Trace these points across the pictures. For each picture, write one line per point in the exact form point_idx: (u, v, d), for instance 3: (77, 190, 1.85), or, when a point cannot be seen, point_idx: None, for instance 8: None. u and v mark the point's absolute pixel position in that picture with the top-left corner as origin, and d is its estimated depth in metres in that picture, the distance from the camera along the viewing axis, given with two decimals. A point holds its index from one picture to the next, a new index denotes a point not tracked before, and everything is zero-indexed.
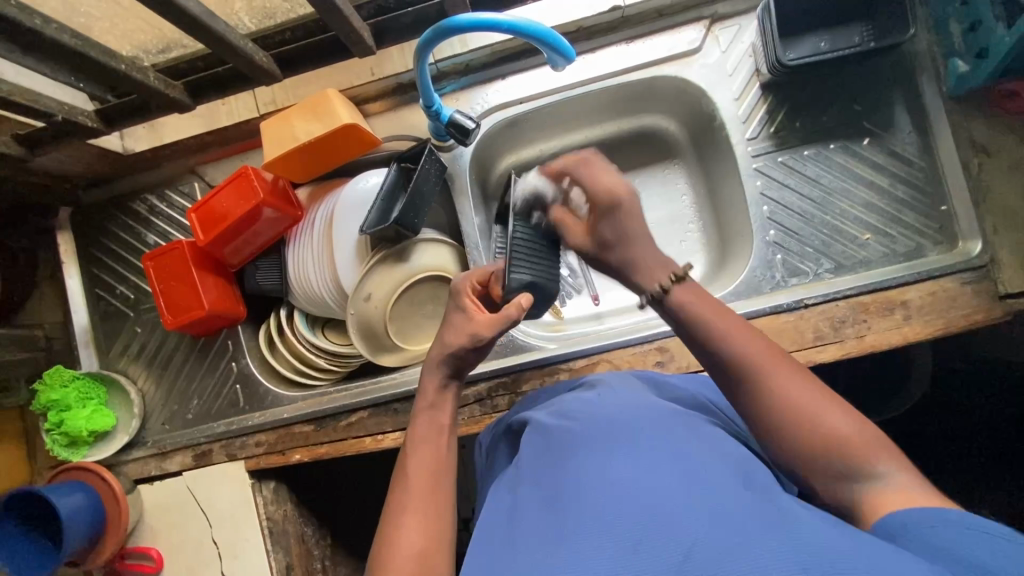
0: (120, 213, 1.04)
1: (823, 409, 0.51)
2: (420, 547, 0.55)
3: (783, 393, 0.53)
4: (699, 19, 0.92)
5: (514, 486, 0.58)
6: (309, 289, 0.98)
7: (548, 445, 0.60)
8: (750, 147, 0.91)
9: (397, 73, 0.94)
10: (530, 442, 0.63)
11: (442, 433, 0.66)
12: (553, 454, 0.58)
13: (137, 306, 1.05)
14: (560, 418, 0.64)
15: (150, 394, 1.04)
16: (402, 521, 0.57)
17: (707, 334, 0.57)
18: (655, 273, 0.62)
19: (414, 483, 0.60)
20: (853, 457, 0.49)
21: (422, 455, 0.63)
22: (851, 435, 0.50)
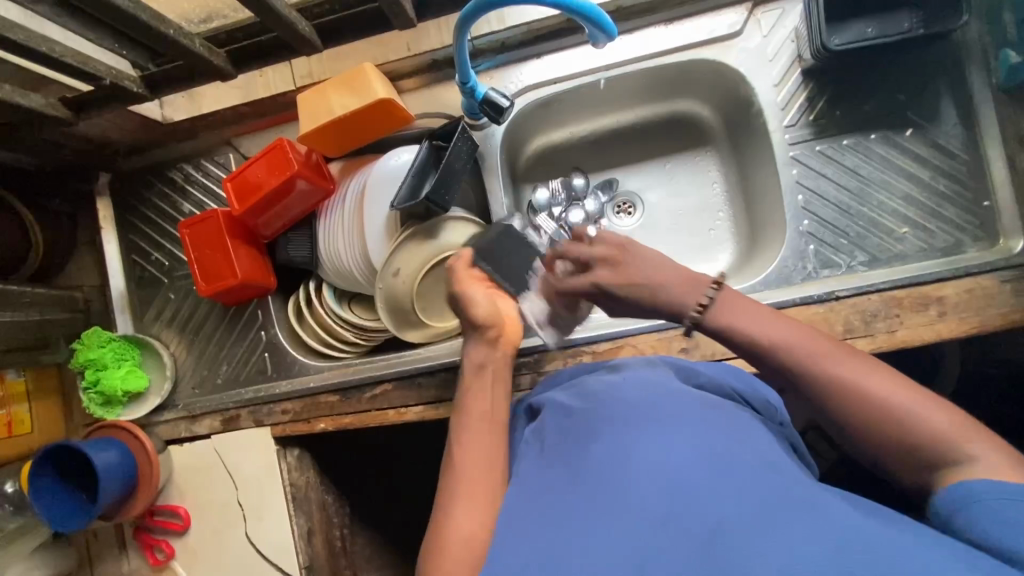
0: (157, 182, 1.06)
1: (858, 398, 0.51)
2: (474, 529, 0.55)
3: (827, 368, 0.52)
4: (741, 2, 0.90)
5: (536, 464, 0.58)
6: (338, 263, 1.00)
7: (575, 421, 0.59)
8: (788, 135, 0.90)
9: (434, 49, 0.94)
10: (557, 419, 0.62)
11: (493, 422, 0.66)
12: (582, 432, 0.57)
13: (171, 273, 1.07)
14: (584, 398, 0.64)
15: (182, 358, 1.06)
16: (458, 498, 0.58)
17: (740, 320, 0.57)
18: (687, 291, 0.60)
19: (467, 469, 0.61)
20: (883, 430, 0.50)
21: (479, 442, 0.64)
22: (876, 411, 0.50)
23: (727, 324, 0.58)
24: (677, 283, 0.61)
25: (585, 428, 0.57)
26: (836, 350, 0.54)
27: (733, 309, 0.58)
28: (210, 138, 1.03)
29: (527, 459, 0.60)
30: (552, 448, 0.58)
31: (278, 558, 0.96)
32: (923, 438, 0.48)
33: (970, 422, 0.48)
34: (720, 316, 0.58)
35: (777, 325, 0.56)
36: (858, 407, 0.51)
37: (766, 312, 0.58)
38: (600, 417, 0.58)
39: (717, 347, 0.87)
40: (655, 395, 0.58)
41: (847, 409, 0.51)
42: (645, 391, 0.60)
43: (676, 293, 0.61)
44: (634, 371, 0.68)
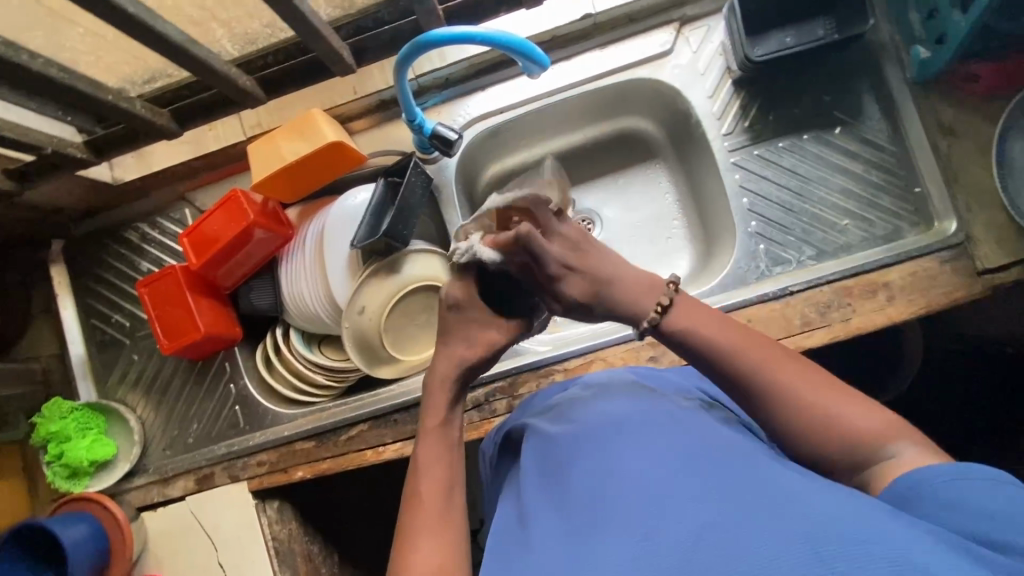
0: (113, 243, 1.05)
1: (828, 400, 0.51)
2: (440, 560, 0.53)
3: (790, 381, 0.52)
4: (669, 22, 0.94)
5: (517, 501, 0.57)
6: (304, 306, 0.99)
7: (549, 452, 0.59)
8: (726, 142, 0.94)
9: (379, 90, 0.96)
10: (533, 450, 0.61)
11: (444, 453, 0.61)
12: (555, 463, 0.57)
13: (133, 333, 1.05)
14: (557, 426, 0.63)
15: (149, 420, 1.04)
16: (418, 531, 0.55)
17: (730, 353, 0.55)
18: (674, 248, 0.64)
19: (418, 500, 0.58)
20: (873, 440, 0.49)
21: (431, 470, 0.60)
22: (869, 426, 0.50)
23: (675, 330, 0.58)
24: (633, 287, 0.61)
25: (560, 458, 0.56)
26: (763, 360, 0.54)
27: (686, 310, 0.58)
28: (163, 195, 1.03)
29: (510, 498, 0.59)
30: (530, 485, 0.56)
31: None
32: (851, 442, 0.50)
33: (889, 419, 0.50)
34: (681, 313, 0.58)
35: (723, 332, 0.56)
36: (786, 408, 0.52)
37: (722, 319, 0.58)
38: (574, 441, 0.57)
39: None
40: (628, 414, 0.58)
41: (851, 418, 0.50)
42: (616, 409, 0.60)
43: (634, 298, 0.61)
44: (603, 392, 0.67)
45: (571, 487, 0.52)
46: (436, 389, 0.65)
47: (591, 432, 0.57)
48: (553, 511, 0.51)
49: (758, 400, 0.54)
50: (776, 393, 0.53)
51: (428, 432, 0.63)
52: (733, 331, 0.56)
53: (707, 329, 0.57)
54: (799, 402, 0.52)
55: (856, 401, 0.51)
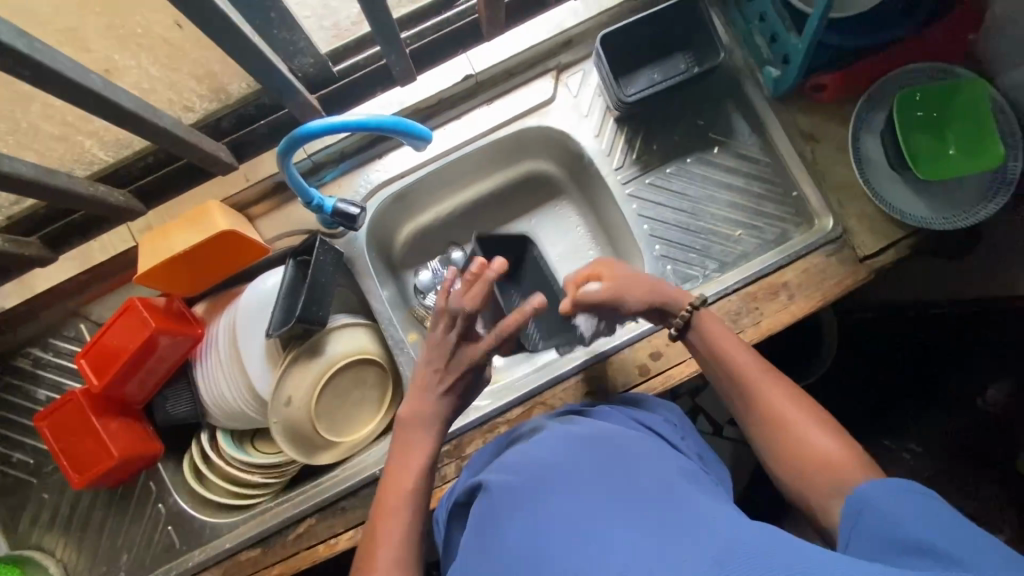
0: (3, 376, 0.96)
1: (801, 427, 0.64)
2: None
3: (773, 402, 0.67)
4: (547, 72, 0.99)
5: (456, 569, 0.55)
6: (226, 406, 0.94)
7: (484, 511, 0.56)
8: (619, 176, 0.99)
9: (271, 175, 0.92)
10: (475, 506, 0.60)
11: (400, 528, 0.66)
12: (489, 526, 0.54)
13: (39, 470, 0.96)
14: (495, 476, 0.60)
15: (73, 561, 0.95)
16: None
17: (727, 362, 0.71)
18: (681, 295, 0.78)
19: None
20: (838, 470, 0.59)
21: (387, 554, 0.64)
22: (833, 453, 0.61)
23: (700, 325, 0.75)
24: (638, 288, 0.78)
25: (494, 520, 0.54)
26: (763, 381, 0.69)
27: (711, 334, 0.74)
28: (53, 316, 0.96)
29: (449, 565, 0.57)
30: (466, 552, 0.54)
31: None
32: (817, 457, 0.61)
33: (860, 458, 0.60)
34: (710, 327, 0.75)
35: (741, 353, 0.71)
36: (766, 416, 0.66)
37: (732, 338, 0.73)
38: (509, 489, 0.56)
39: (617, 382, 0.92)
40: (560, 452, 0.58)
41: (822, 443, 0.62)
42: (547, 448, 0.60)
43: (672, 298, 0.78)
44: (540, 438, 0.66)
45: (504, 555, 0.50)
46: (392, 493, 0.68)
47: (522, 485, 0.55)
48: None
49: (754, 412, 0.68)
50: (768, 408, 0.67)
51: (388, 514, 0.67)
52: (739, 347, 0.72)
53: (729, 353, 0.72)
54: (776, 412, 0.66)
55: (829, 433, 0.63)
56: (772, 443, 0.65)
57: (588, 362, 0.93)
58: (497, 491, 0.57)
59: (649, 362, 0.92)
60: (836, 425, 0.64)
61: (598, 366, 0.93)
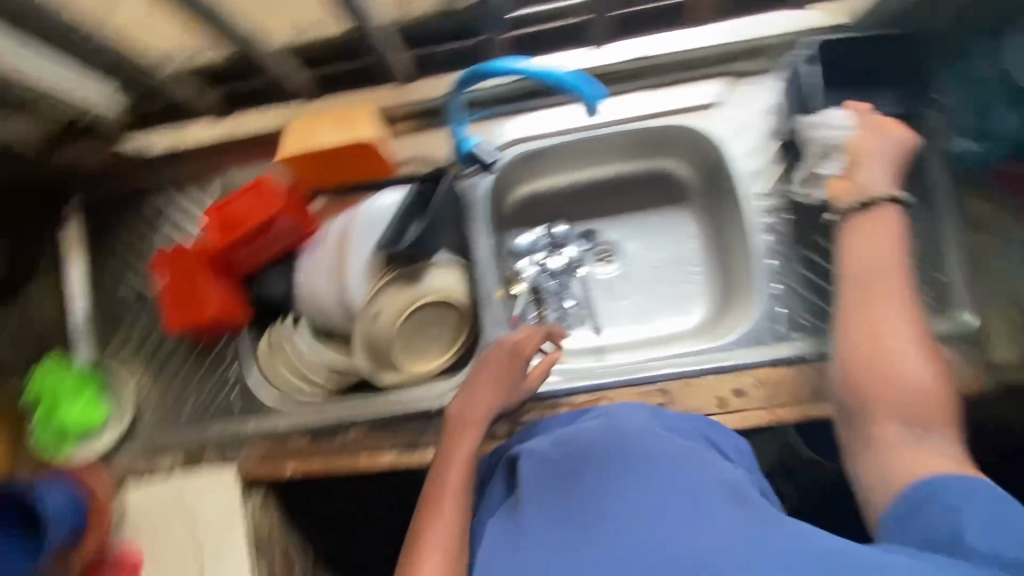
0: (139, 209, 1.05)
1: (902, 351, 0.69)
2: None
3: (881, 315, 0.71)
4: (722, 75, 0.95)
5: (517, 516, 0.63)
6: (318, 299, 0.98)
7: (550, 473, 0.64)
8: (759, 202, 0.94)
9: (426, 99, 1.00)
10: (535, 477, 0.65)
11: (455, 496, 0.75)
12: (559, 484, 0.63)
13: (142, 300, 1.04)
14: (559, 448, 0.67)
15: (145, 391, 1.03)
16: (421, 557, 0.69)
17: (871, 273, 0.74)
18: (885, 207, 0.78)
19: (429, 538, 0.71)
20: (919, 406, 0.66)
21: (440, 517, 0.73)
22: (926, 385, 0.67)
23: (858, 227, 0.78)
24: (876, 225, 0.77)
25: (563, 486, 0.62)
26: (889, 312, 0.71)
27: (861, 254, 0.76)
28: (194, 169, 1.03)
29: (506, 513, 0.65)
30: (527, 504, 0.62)
31: None
32: (904, 379, 0.67)
33: (944, 399, 0.66)
34: (858, 251, 0.76)
35: (888, 260, 0.75)
36: (878, 331, 0.70)
37: (890, 240, 0.76)
38: (576, 488, 0.60)
39: (691, 404, 0.89)
40: (631, 462, 0.60)
41: (917, 369, 0.68)
42: (615, 452, 0.62)
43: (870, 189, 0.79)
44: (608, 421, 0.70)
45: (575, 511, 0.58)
46: (454, 466, 0.78)
47: (595, 460, 0.63)
48: (555, 530, 0.58)
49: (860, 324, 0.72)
50: (873, 319, 0.72)
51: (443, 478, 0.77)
52: (897, 252, 0.75)
53: (869, 260, 0.75)
54: (889, 334, 0.70)
55: (929, 362, 0.68)
56: (866, 352, 0.70)
57: (667, 375, 0.92)
58: (567, 460, 0.65)
59: (729, 396, 0.89)
60: (931, 354, 0.69)
61: (676, 382, 0.91)
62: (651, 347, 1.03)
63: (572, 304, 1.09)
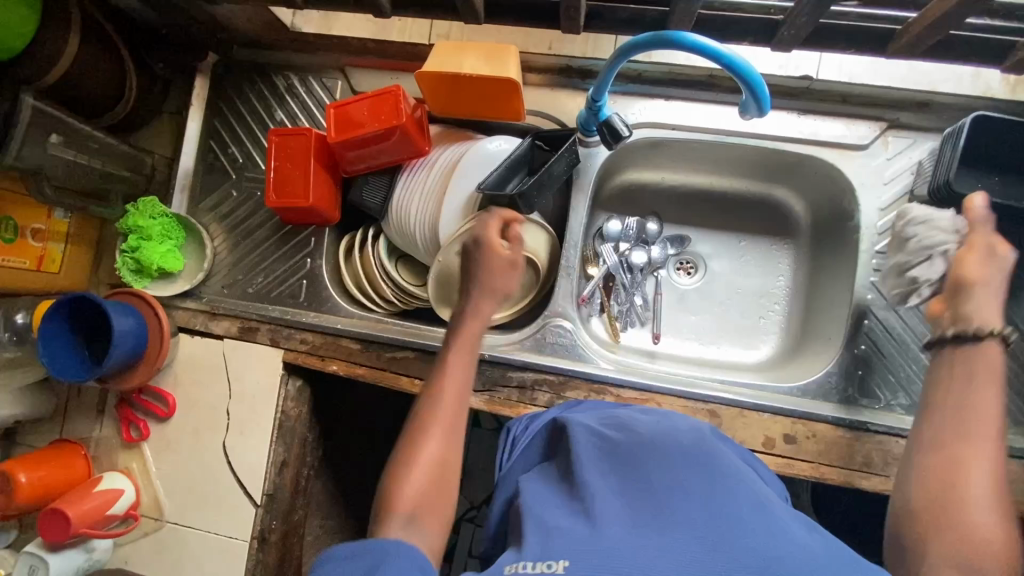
0: (260, 81, 1.06)
1: (982, 506, 0.53)
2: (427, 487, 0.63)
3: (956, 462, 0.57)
4: (878, 119, 0.90)
5: (571, 481, 0.55)
6: (405, 221, 1.00)
7: (607, 450, 0.58)
8: (874, 259, 0.90)
9: (572, 57, 0.95)
10: (582, 441, 0.60)
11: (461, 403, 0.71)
12: (619, 462, 0.56)
13: (241, 170, 1.07)
14: (614, 431, 0.63)
15: (221, 255, 1.07)
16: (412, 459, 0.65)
17: (953, 409, 0.61)
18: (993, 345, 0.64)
19: (422, 450, 0.65)
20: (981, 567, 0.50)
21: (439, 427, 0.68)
22: (994, 550, 0.50)
23: (961, 356, 0.64)
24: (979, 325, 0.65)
25: (617, 465, 0.56)
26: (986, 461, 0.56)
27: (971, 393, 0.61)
28: (326, 59, 1.03)
29: (548, 478, 0.59)
30: (585, 471, 0.55)
31: (248, 477, 0.98)
32: (967, 536, 0.52)
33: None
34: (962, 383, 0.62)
35: (983, 404, 0.60)
36: (943, 468, 0.57)
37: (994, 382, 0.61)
38: (633, 452, 0.57)
39: (737, 435, 0.87)
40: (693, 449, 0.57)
41: (986, 527, 0.52)
42: (676, 438, 0.60)
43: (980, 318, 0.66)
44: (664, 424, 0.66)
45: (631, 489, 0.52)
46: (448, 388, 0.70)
47: (661, 442, 0.58)
48: (616, 504, 0.50)
49: (958, 441, 0.58)
50: (954, 455, 0.57)
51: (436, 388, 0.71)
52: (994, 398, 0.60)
53: (963, 400, 0.61)
54: (957, 473, 0.56)
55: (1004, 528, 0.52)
56: (928, 486, 0.56)
57: (722, 399, 0.89)
58: (626, 439, 0.59)
59: (778, 439, 0.86)
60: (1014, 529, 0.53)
61: (728, 409, 0.89)
62: (706, 368, 1.02)
63: (639, 302, 1.07)
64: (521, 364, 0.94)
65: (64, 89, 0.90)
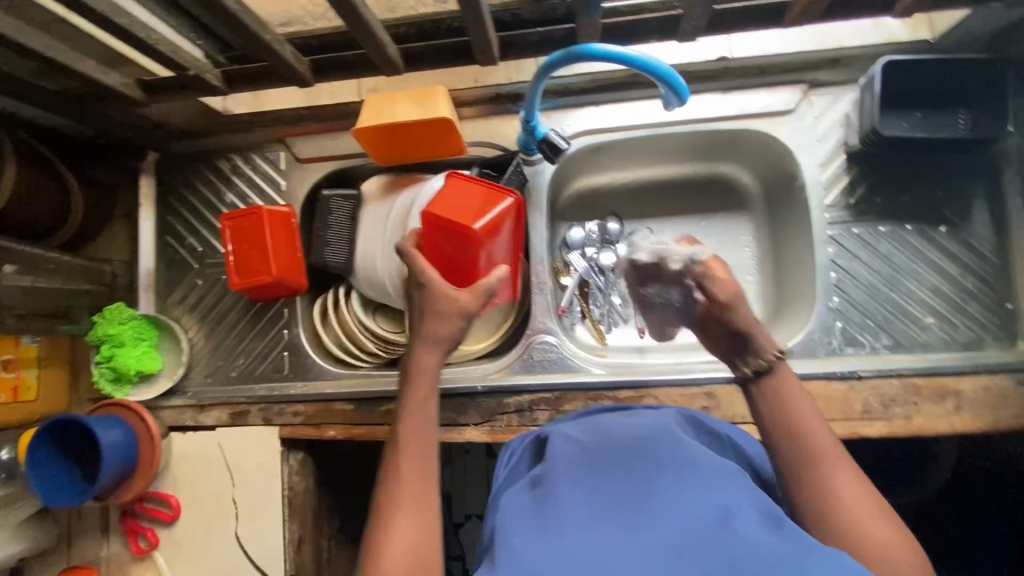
0: (204, 168, 1.07)
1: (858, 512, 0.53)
2: (415, 535, 0.56)
3: (816, 470, 0.56)
4: (798, 83, 0.93)
5: (548, 489, 0.57)
6: (372, 272, 1.00)
7: (583, 454, 0.60)
8: (827, 214, 0.92)
9: (499, 84, 0.97)
10: (559, 451, 0.63)
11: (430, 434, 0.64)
12: (596, 467, 0.58)
13: (202, 259, 1.07)
14: (591, 435, 0.64)
15: (198, 345, 1.06)
16: (399, 491, 0.59)
17: (786, 419, 0.60)
18: (767, 342, 0.64)
19: (391, 529, 0.56)
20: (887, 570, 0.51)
21: (413, 442, 0.62)
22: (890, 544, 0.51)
23: (767, 391, 0.62)
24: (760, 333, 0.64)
25: (589, 468, 0.58)
26: (841, 455, 0.57)
27: (782, 388, 0.62)
28: (264, 134, 1.05)
29: (529, 486, 0.60)
30: (559, 474, 0.58)
31: (267, 561, 0.96)
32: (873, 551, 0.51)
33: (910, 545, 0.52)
34: (776, 380, 0.62)
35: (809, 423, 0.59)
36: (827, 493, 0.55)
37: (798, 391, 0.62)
38: (599, 455, 0.60)
39: (737, 409, 0.88)
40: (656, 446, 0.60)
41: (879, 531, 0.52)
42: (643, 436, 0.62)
43: (760, 338, 0.64)
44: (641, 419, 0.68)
45: (609, 491, 0.54)
46: (415, 406, 0.64)
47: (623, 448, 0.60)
48: (590, 511, 0.52)
49: (802, 438, 0.58)
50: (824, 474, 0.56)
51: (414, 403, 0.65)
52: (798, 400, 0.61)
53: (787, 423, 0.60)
54: (822, 487, 0.55)
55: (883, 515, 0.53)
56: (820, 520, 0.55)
57: (716, 378, 0.90)
58: (594, 445, 0.62)
59: None
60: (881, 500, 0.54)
61: (723, 387, 0.90)
62: (694, 351, 1.03)
63: (618, 301, 1.08)
64: (515, 387, 0.95)
65: (9, 219, 0.90)
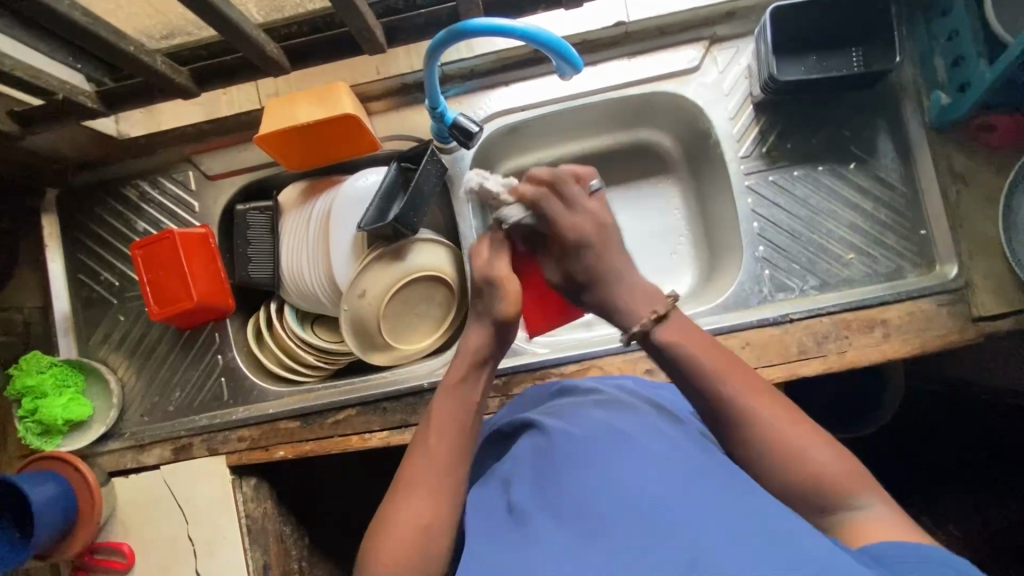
0: (109, 199, 1.02)
1: (794, 442, 0.52)
2: (424, 518, 0.56)
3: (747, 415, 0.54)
4: (699, 40, 0.94)
5: (518, 492, 0.54)
6: (302, 283, 0.98)
7: (547, 448, 0.57)
8: (743, 165, 0.94)
9: (403, 73, 0.94)
10: (531, 446, 0.59)
11: (465, 412, 0.64)
12: (559, 459, 0.55)
13: (122, 293, 1.02)
14: (565, 421, 0.61)
15: (130, 384, 1.01)
16: (413, 485, 0.58)
17: (697, 370, 0.57)
18: (642, 306, 0.63)
19: (405, 509, 0.57)
20: (837, 491, 0.50)
21: (441, 428, 0.63)
22: (835, 471, 0.51)
23: (672, 342, 0.59)
24: (639, 293, 0.64)
25: (564, 456, 0.54)
26: (756, 389, 0.55)
27: (680, 337, 0.59)
28: (168, 155, 1.00)
29: (503, 487, 0.57)
30: (530, 478, 0.54)
31: None
32: (819, 484, 0.51)
33: (854, 466, 0.52)
34: (666, 335, 0.60)
35: (716, 363, 0.57)
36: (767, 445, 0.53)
37: (706, 341, 0.59)
38: (575, 441, 0.55)
39: None
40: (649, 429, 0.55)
41: (824, 465, 0.51)
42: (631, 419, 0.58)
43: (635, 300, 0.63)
44: (612, 399, 0.65)
45: (565, 490, 0.50)
46: (451, 378, 0.66)
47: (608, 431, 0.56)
48: (543, 521, 0.49)
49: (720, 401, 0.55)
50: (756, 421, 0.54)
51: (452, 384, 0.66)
52: (715, 349, 0.58)
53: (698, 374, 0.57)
54: (764, 431, 0.53)
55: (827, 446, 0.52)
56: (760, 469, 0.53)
57: None
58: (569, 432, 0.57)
59: None
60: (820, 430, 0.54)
61: None
62: None
63: None
64: None
65: None
